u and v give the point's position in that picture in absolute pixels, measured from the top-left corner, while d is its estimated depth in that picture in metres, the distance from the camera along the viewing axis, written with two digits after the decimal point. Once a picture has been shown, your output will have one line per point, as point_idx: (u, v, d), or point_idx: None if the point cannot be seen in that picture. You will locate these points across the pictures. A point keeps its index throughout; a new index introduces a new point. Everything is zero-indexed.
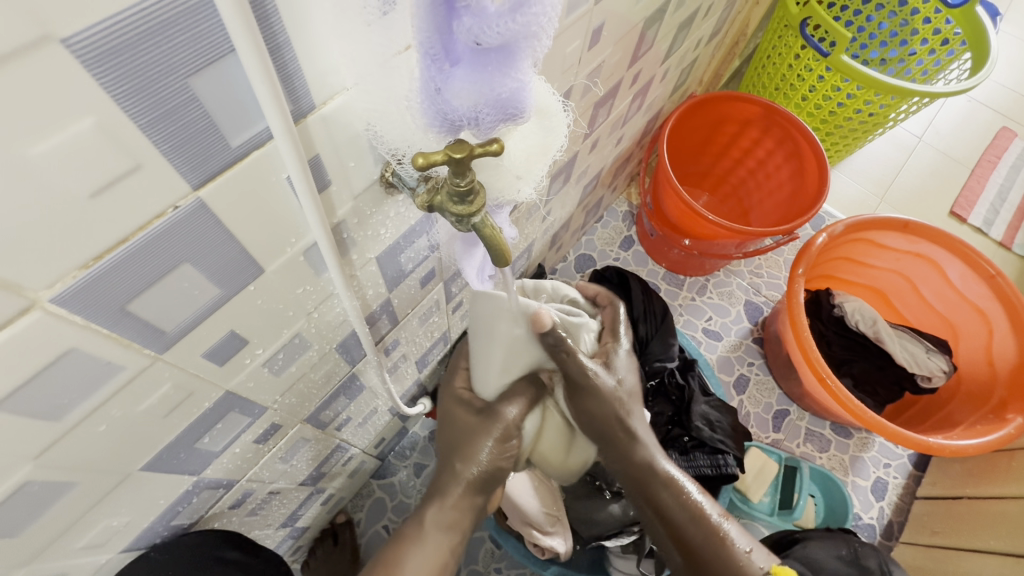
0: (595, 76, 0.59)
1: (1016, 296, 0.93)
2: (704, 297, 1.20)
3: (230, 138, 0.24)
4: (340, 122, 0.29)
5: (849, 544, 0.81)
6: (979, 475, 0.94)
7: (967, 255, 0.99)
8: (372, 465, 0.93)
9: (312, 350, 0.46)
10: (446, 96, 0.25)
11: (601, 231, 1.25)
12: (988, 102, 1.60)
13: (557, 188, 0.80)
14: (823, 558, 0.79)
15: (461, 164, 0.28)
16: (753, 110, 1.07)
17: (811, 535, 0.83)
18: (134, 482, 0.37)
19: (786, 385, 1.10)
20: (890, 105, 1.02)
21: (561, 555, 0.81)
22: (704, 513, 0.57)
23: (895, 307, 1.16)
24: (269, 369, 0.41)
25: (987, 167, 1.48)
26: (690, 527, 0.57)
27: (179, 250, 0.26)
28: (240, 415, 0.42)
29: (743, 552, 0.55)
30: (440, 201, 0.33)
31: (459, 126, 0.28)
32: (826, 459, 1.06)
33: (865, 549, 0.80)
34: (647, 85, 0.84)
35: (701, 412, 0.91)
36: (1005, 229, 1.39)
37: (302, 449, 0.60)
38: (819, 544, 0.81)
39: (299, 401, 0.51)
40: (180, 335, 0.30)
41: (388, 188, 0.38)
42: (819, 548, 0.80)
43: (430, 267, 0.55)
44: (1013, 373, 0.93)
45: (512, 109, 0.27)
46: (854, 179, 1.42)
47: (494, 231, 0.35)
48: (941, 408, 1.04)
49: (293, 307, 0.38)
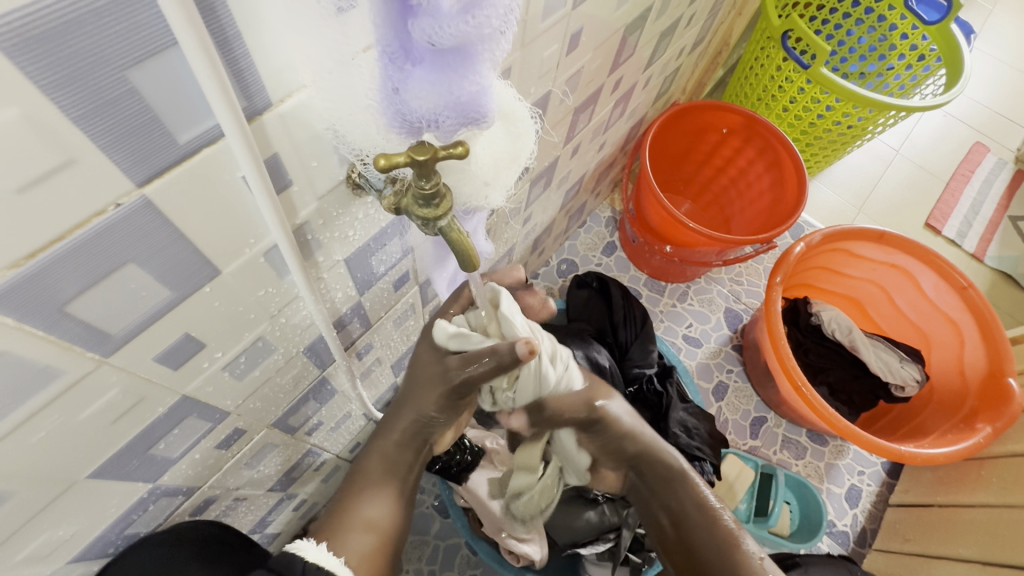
0: (574, 81, 0.59)
1: (986, 307, 0.95)
2: (685, 303, 1.21)
3: (177, 133, 0.23)
4: (299, 120, 0.28)
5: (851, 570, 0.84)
6: (950, 484, 0.96)
7: (940, 267, 1.00)
8: (346, 470, 0.91)
9: (277, 354, 0.44)
10: (405, 96, 0.25)
11: (584, 236, 1.25)
12: (963, 118, 1.64)
13: (538, 193, 0.80)
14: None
15: (425, 166, 0.28)
16: (735, 119, 1.08)
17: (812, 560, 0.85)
18: (81, 490, 0.36)
19: (764, 393, 1.11)
20: (868, 117, 1.04)
21: (536, 563, 0.80)
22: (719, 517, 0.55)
23: (871, 317, 1.18)
24: (230, 373, 0.40)
25: (961, 180, 1.51)
26: (706, 532, 0.55)
27: (123, 249, 0.25)
28: (199, 420, 0.41)
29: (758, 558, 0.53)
30: (406, 204, 0.32)
31: (419, 128, 0.27)
32: (802, 466, 1.07)
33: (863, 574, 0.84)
34: (629, 92, 0.84)
35: (679, 419, 0.92)
36: (978, 241, 1.42)
37: (269, 454, 0.59)
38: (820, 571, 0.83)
39: (264, 405, 0.49)
40: (128, 338, 0.29)
41: (355, 189, 0.37)
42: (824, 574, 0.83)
43: (404, 270, 0.54)
44: (983, 382, 0.94)
45: (475, 112, 0.26)
46: (833, 190, 1.44)
47: (461, 235, 0.34)
48: (914, 416, 1.05)
49: (254, 310, 0.37)
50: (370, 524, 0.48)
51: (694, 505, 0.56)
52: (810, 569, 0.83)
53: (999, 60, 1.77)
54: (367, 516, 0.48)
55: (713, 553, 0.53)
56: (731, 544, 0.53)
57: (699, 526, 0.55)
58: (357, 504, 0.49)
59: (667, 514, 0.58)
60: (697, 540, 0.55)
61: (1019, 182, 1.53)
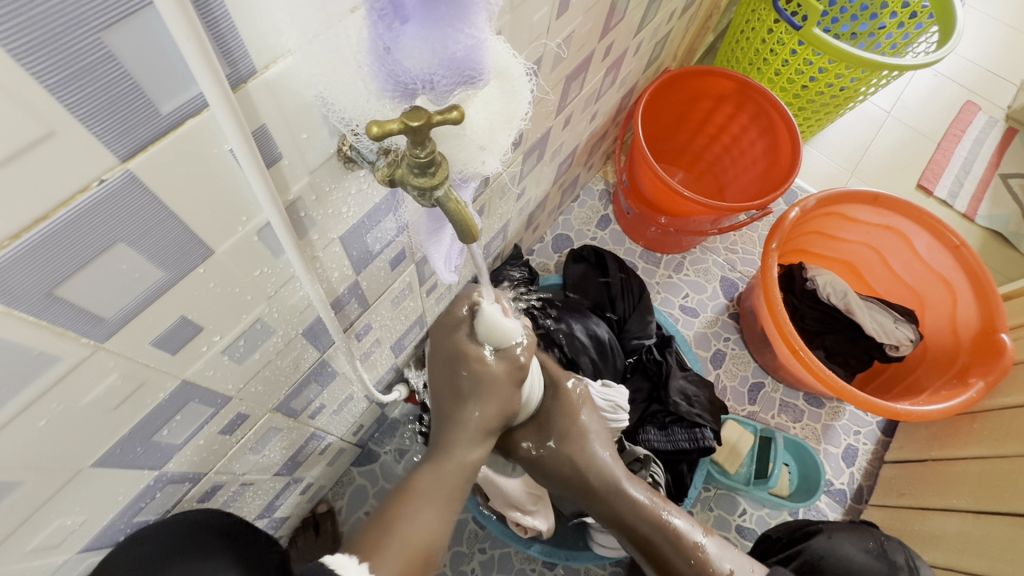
0: (565, 46, 0.57)
1: (980, 265, 0.96)
2: (681, 274, 1.21)
3: (159, 104, 0.22)
4: (287, 89, 0.27)
5: (875, 538, 0.78)
6: (943, 439, 0.98)
7: (934, 227, 1.01)
8: (350, 452, 0.92)
9: (276, 336, 0.44)
10: (396, 57, 0.24)
11: (578, 210, 1.24)
12: (954, 76, 1.62)
13: (531, 165, 0.78)
14: (852, 553, 0.76)
15: (419, 133, 0.27)
16: (727, 85, 1.06)
17: (833, 525, 0.80)
18: (88, 478, 0.35)
19: (761, 358, 1.12)
20: (861, 78, 1.03)
21: (544, 534, 0.82)
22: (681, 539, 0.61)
23: (865, 279, 1.19)
24: (230, 356, 0.40)
25: (953, 140, 1.50)
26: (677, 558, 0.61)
27: (112, 227, 0.24)
28: (201, 406, 0.41)
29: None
30: (401, 174, 0.32)
31: (413, 91, 0.26)
32: (799, 429, 1.09)
33: (891, 543, 0.78)
34: (620, 58, 0.82)
35: (679, 387, 0.91)
36: (969, 201, 1.42)
37: (274, 438, 0.59)
38: (844, 537, 0.78)
39: (266, 389, 0.49)
40: (123, 322, 0.29)
41: (347, 163, 0.36)
42: (847, 540, 0.77)
43: (400, 247, 0.53)
44: (975, 339, 0.96)
45: (469, 72, 0.25)
46: (825, 154, 1.44)
47: (459, 206, 0.34)
48: (908, 375, 1.07)
49: (250, 291, 0.36)
50: (417, 547, 0.44)
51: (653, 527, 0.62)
52: (835, 536, 0.78)
53: (990, 16, 1.75)
54: (418, 538, 0.45)
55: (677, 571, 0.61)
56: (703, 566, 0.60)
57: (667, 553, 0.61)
58: (407, 523, 0.45)
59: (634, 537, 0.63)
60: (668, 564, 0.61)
61: (1010, 139, 1.53)
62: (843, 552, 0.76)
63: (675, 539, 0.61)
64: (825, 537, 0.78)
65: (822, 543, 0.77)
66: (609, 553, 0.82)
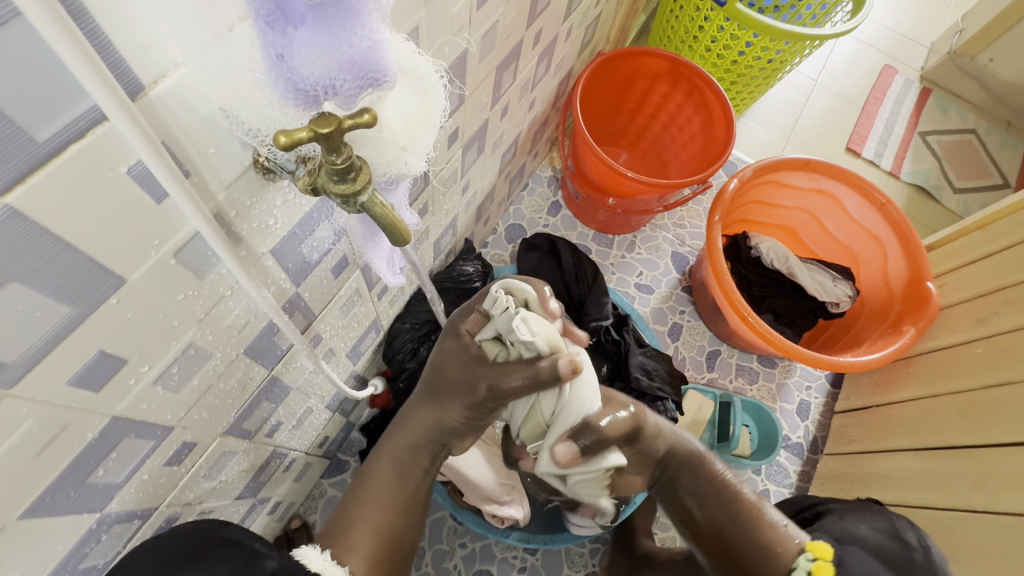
0: (490, 37, 0.57)
1: (904, 220, 1.02)
2: (634, 253, 1.24)
3: (33, 131, 0.20)
4: (182, 103, 0.26)
5: (886, 516, 0.69)
6: (884, 385, 1.05)
7: (861, 187, 1.07)
8: (318, 464, 0.91)
9: (215, 359, 0.42)
10: (292, 64, 0.23)
11: (528, 198, 1.25)
12: (873, 42, 1.71)
13: (472, 159, 0.78)
14: (862, 531, 0.67)
15: (331, 140, 0.27)
16: (659, 64, 1.09)
17: (839, 507, 0.74)
18: (17, 532, 0.33)
19: (715, 327, 1.17)
20: (786, 50, 1.07)
21: (521, 521, 0.84)
22: (738, 496, 0.61)
23: (805, 242, 1.25)
24: (164, 386, 0.38)
25: (875, 103, 1.58)
26: (729, 515, 0.60)
27: (4, 264, 0.23)
28: (138, 440, 0.39)
29: (779, 527, 0.59)
30: (321, 182, 0.31)
31: (317, 98, 0.25)
32: (756, 390, 1.14)
33: (904, 522, 0.68)
34: (551, 44, 0.82)
35: (639, 363, 0.94)
36: (893, 159, 1.51)
37: (229, 462, 0.57)
38: (855, 517, 0.70)
39: (212, 413, 0.47)
40: (32, 364, 0.27)
41: (266, 174, 0.34)
42: (857, 519, 0.70)
43: (341, 254, 0.52)
44: (905, 289, 1.03)
45: (372, 74, 0.25)
46: (760, 125, 1.50)
47: (386, 209, 0.33)
48: (850, 329, 1.13)
49: (177, 316, 0.35)
50: (377, 534, 0.53)
51: (714, 487, 0.62)
52: (846, 516, 0.71)
53: None
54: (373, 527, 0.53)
55: (733, 527, 0.60)
56: (760, 519, 0.60)
57: (723, 511, 0.60)
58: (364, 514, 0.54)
59: (691, 496, 0.63)
60: (722, 525, 0.60)
61: (925, 99, 1.62)
62: (855, 531, 0.67)
63: (732, 495, 0.61)
64: (836, 518, 0.71)
65: (833, 525, 0.70)
66: (585, 532, 0.84)
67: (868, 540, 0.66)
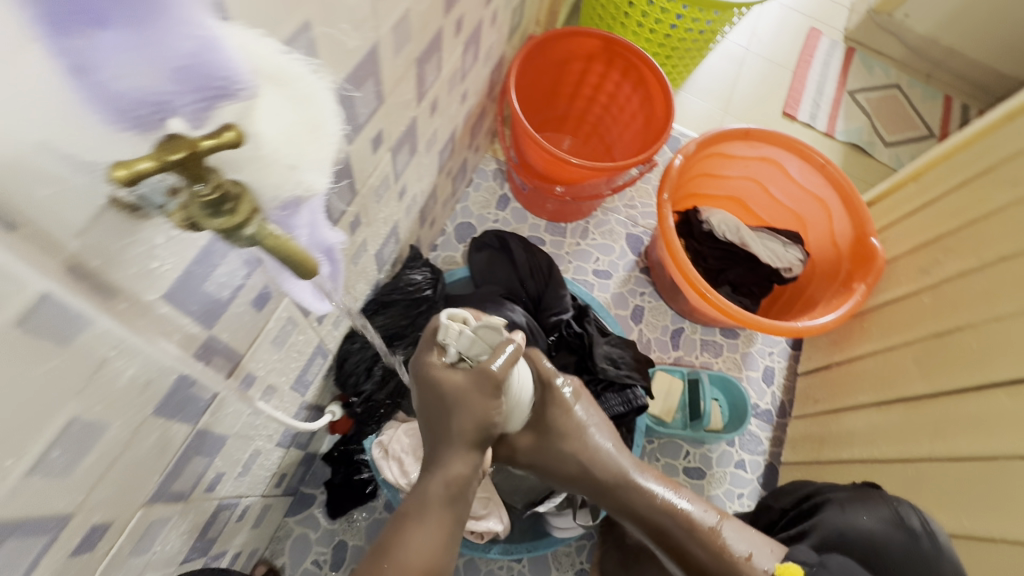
0: (402, 27, 0.51)
1: (845, 180, 1.04)
2: (588, 239, 1.21)
3: None
4: None
5: (889, 504, 0.72)
6: (842, 343, 1.07)
7: (802, 151, 1.08)
8: (279, 503, 0.84)
9: (115, 428, 0.36)
10: (107, 86, 0.20)
11: (474, 195, 1.20)
12: (797, 6, 1.73)
13: (405, 161, 0.72)
14: (867, 524, 0.70)
15: (189, 165, 0.23)
16: (592, 43, 1.06)
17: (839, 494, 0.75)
18: None
19: (676, 305, 1.16)
20: (715, 20, 1.08)
21: (501, 533, 0.80)
22: (694, 524, 0.67)
23: (753, 211, 1.26)
24: (47, 472, 0.32)
25: (805, 66, 1.61)
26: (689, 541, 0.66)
27: None
28: (25, 539, 0.33)
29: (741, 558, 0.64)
30: (195, 218, 0.26)
31: (155, 119, 0.22)
32: (721, 362, 1.14)
33: (905, 505, 0.72)
34: (477, 31, 0.77)
35: (604, 353, 0.92)
36: (827, 120, 1.54)
37: (163, 529, 0.51)
38: (856, 506, 0.72)
39: (126, 485, 0.41)
40: None
41: (133, 210, 0.27)
42: (860, 510, 0.72)
43: (260, 285, 0.47)
44: (852, 247, 1.05)
45: (213, 80, 0.22)
46: (698, 98, 1.50)
47: (281, 238, 0.28)
48: (804, 292, 1.15)
49: (44, 393, 0.29)
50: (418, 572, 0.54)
51: (670, 514, 0.68)
52: (847, 507, 0.72)
53: None
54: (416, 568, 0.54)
55: (694, 549, 0.66)
56: (718, 545, 0.65)
57: (683, 538, 0.67)
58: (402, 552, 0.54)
59: (653, 525, 0.69)
60: (685, 549, 0.66)
61: (851, 59, 1.66)
62: (859, 526, 0.70)
63: (686, 522, 0.67)
64: (837, 510, 0.72)
65: (837, 518, 0.71)
66: (567, 534, 0.82)
67: (874, 534, 0.69)
